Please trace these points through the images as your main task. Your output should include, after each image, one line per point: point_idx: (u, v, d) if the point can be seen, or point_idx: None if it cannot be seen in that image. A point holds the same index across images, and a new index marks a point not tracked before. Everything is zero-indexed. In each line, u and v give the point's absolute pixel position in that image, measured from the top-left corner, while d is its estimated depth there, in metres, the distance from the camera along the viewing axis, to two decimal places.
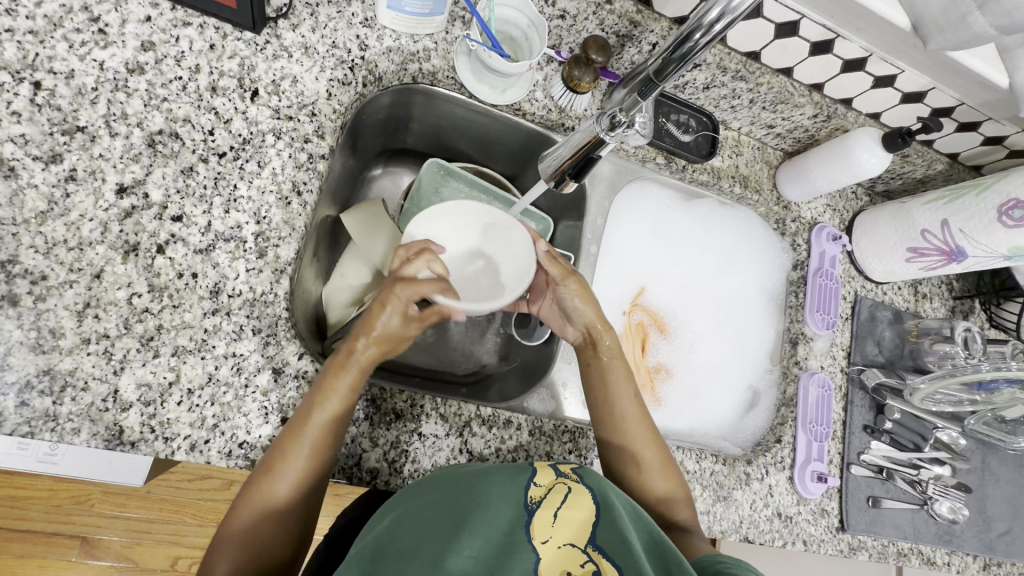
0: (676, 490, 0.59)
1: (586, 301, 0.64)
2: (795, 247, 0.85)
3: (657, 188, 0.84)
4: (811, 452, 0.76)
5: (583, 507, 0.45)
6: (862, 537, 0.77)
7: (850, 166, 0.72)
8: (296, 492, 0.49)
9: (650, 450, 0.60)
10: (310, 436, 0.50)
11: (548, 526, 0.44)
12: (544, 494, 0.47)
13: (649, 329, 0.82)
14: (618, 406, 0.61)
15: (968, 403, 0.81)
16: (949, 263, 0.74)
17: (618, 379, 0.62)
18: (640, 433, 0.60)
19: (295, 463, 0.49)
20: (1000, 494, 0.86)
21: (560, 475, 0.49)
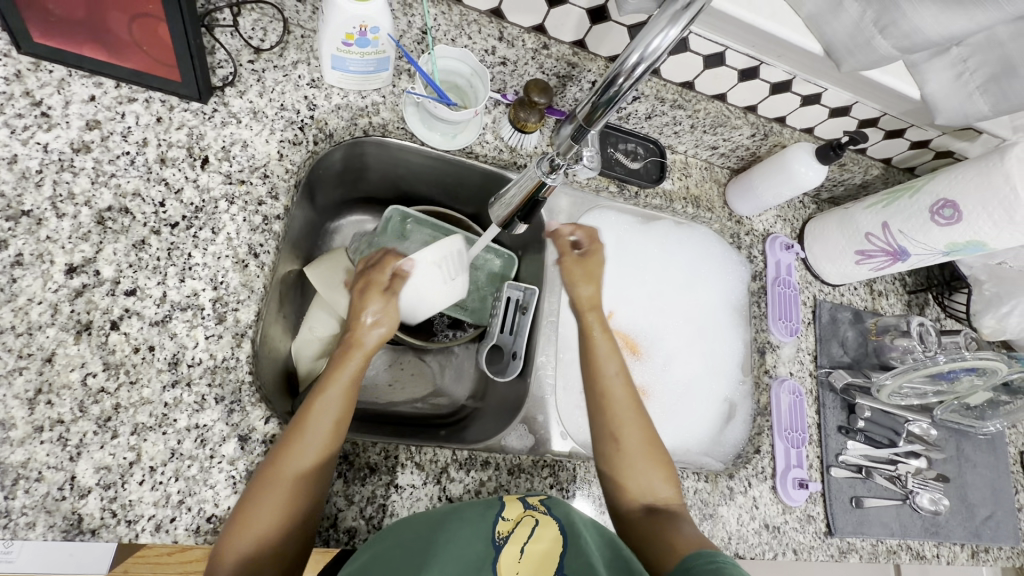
0: (660, 472, 0.59)
1: (587, 279, 0.66)
2: (752, 259, 0.88)
3: (614, 214, 0.86)
4: (790, 459, 0.77)
5: (549, 538, 0.49)
6: (851, 539, 0.77)
7: (790, 179, 0.76)
8: (318, 469, 0.50)
9: (636, 432, 0.59)
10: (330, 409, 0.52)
11: (515, 559, 0.46)
12: (512, 527, 0.49)
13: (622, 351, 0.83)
14: (606, 382, 0.62)
15: (933, 394, 0.84)
16: (895, 263, 0.78)
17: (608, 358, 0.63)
18: (630, 412, 0.60)
19: (308, 446, 0.50)
20: (978, 479, 0.88)
21: (528, 507, 0.52)
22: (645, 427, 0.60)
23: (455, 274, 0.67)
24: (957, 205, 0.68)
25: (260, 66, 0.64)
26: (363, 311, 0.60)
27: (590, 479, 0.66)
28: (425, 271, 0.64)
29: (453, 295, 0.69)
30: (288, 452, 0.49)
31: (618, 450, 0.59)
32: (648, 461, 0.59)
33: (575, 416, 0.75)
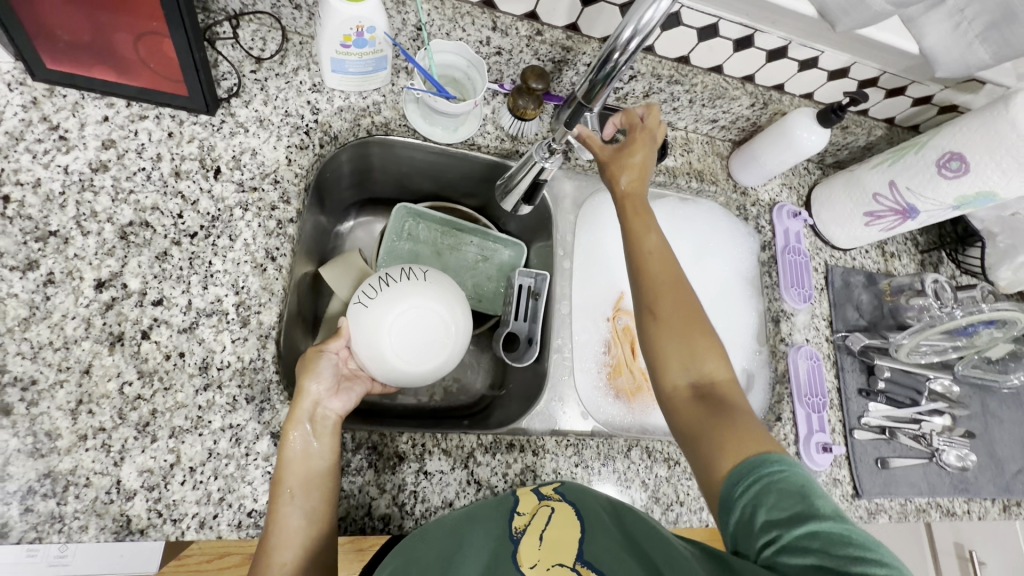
0: (704, 353, 0.55)
1: (628, 167, 0.63)
2: (761, 229, 0.88)
3: None
4: (812, 423, 0.77)
5: (566, 528, 0.49)
6: (878, 500, 0.78)
7: (791, 146, 0.76)
8: (310, 510, 0.50)
9: (677, 313, 0.57)
10: (291, 485, 0.51)
11: (534, 551, 0.47)
12: (529, 520, 0.50)
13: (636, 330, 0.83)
14: (646, 264, 0.60)
15: (953, 350, 0.83)
16: (906, 221, 0.78)
17: (647, 235, 0.61)
18: (671, 300, 0.57)
19: (288, 497, 0.50)
20: (1004, 434, 0.88)
21: (542, 499, 0.53)
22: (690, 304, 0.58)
23: (372, 293, 0.60)
24: (963, 157, 0.68)
25: (263, 75, 0.66)
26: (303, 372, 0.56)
27: (614, 455, 0.67)
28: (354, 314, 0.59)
29: (391, 315, 0.58)
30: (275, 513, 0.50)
31: (657, 331, 0.57)
32: (693, 342, 0.56)
33: (592, 395, 0.77)
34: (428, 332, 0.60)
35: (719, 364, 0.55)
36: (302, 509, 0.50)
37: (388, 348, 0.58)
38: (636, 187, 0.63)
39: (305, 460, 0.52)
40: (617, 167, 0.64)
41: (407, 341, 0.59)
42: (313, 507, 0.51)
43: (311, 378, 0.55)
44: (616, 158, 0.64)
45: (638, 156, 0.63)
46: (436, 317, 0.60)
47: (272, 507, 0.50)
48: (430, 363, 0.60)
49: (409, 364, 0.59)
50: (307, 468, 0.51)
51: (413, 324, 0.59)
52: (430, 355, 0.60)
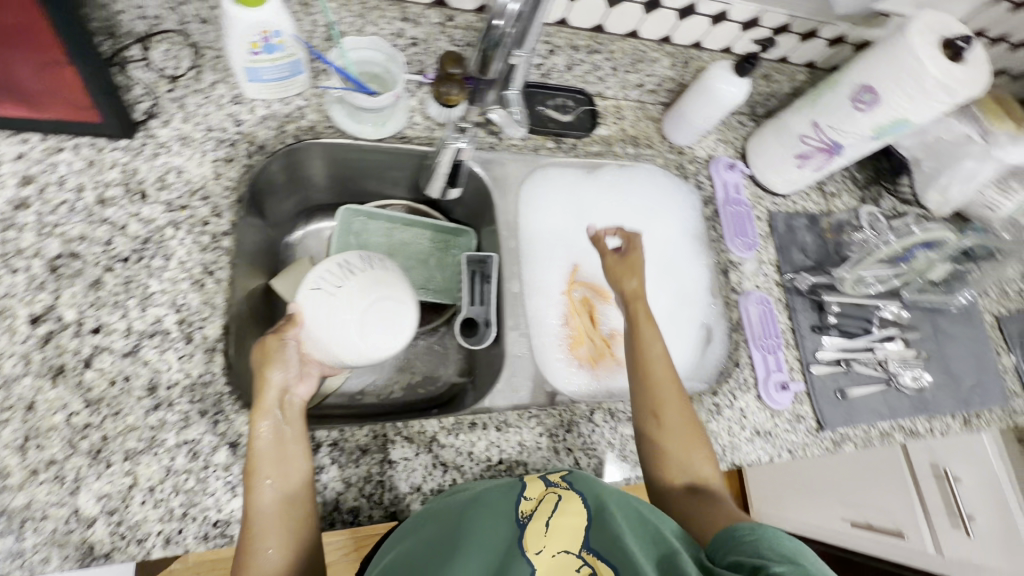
0: (700, 454, 0.63)
1: (629, 275, 0.74)
2: (701, 186, 0.89)
3: (560, 168, 0.85)
4: (769, 363, 0.79)
5: (571, 513, 0.52)
6: (842, 429, 0.81)
7: (714, 99, 0.78)
8: (287, 489, 0.52)
9: (677, 410, 0.64)
10: (265, 471, 0.52)
11: (539, 536, 0.50)
12: (535, 505, 0.53)
13: (592, 300, 0.86)
14: (651, 362, 0.67)
15: (896, 278, 0.87)
16: (833, 159, 0.80)
17: (653, 345, 0.68)
18: (673, 397, 0.65)
19: (264, 480, 0.51)
20: (957, 350, 0.93)
21: (550, 485, 0.56)
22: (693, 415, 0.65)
23: (322, 285, 0.61)
24: (874, 89, 0.70)
25: (180, 93, 0.65)
26: (260, 364, 0.57)
27: (577, 420, 0.68)
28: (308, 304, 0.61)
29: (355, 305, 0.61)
30: (253, 498, 0.51)
31: (660, 425, 0.63)
32: (691, 445, 0.63)
33: (556, 367, 0.78)
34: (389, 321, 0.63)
35: (712, 468, 0.63)
36: (283, 486, 0.52)
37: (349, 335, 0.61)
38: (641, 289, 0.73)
39: (280, 441, 0.53)
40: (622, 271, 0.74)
41: (356, 330, 0.61)
42: (291, 483, 0.53)
43: (275, 366, 0.57)
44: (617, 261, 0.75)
45: (635, 263, 0.75)
46: (384, 307, 0.63)
47: (247, 494, 0.52)
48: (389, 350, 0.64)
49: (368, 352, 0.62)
50: (284, 448, 0.53)
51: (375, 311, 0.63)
52: (379, 344, 0.63)
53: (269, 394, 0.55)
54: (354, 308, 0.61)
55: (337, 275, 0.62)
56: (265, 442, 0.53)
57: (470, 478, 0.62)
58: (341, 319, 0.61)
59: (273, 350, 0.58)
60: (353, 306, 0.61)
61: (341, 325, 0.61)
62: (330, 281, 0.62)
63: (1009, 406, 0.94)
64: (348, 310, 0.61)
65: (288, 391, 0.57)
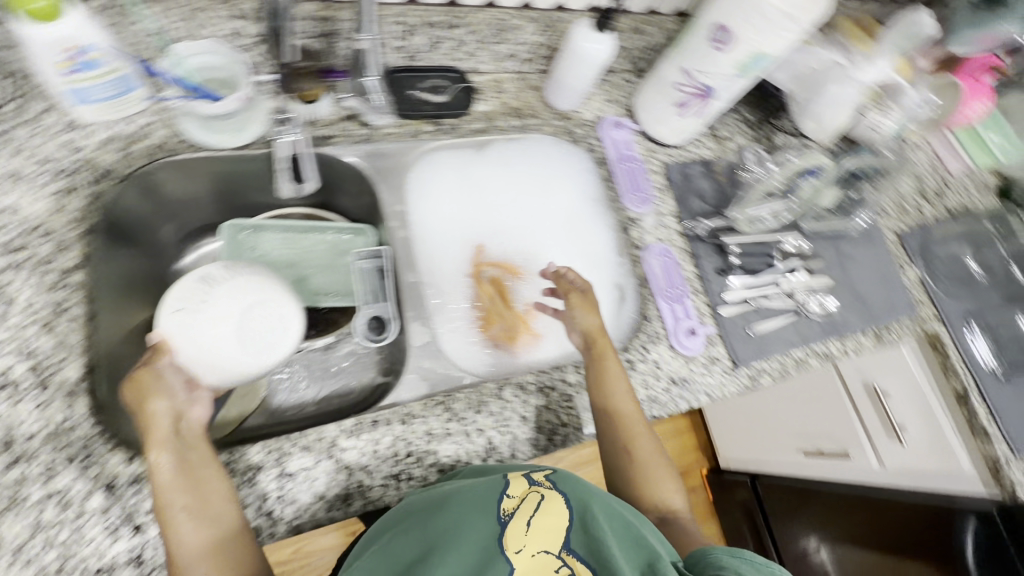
0: (669, 485, 0.70)
1: (590, 312, 0.75)
2: (593, 148, 0.89)
3: (449, 151, 0.83)
4: (678, 313, 0.80)
5: (553, 512, 0.53)
6: (757, 364, 0.83)
7: (581, 58, 0.77)
8: (204, 509, 0.52)
9: (647, 449, 0.70)
10: (177, 500, 0.51)
11: (521, 533, 0.51)
12: (518, 504, 0.54)
13: (503, 278, 0.84)
14: (620, 406, 0.68)
15: (790, 209, 0.91)
16: (709, 102, 0.81)
17: (619, 382, 0.69)
18: (643, 438, 0.69)
19: (177, 508, 0.51)
20: (862, 271, 0.96)
21: (533, 484, 0.57)
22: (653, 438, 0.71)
23: (182, 305, 0.62)
24: (727, 26, 0.70)
25: (5, 127, 0.61)
26: (141, 400, 0.55)
27: (487, 400, 0.68)
28: (172, 326, 0.62)
29: (227, 310, 0.63)
30: (172, 528, 0.50)
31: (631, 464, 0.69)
32: (660, 480, 0.70)
33: (469, 350, 0.78)
34: (274, 324, 0.66)
35: (678, 497, 0.70)
36: (202, 512, 0.51)
37: (225, 344, 0.62)
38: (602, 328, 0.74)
39: (187, 465, 0.53)
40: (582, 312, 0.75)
41: (229, 341, 0.62)
42: (209, 507, 0.52)
43: (157, 396, 0.56)
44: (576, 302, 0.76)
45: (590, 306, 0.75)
46: (257, 312, 0.65)
47: (164, 529, 0.50)
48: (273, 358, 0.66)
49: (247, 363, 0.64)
50: (192, 471, 0.53)
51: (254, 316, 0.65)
52: (261, 349, 0.64)
53: (160, 425, 0.54)
54: (222, 321, 0.63)
55: (197, 292, 0.63)
56: (168, 473, 0.52)
57: (377, 475, 0.61)
58: (210, 334, 0.62)
59: (149, 385, 0.56)
60: (221, 319, 0.63)
61: (212, 339, 0.62)
62: (190, 299, 0.63)
63: (916, 315, 1.00)
64: (217, 323, 0.62)
65: (184, 418, 0.57)
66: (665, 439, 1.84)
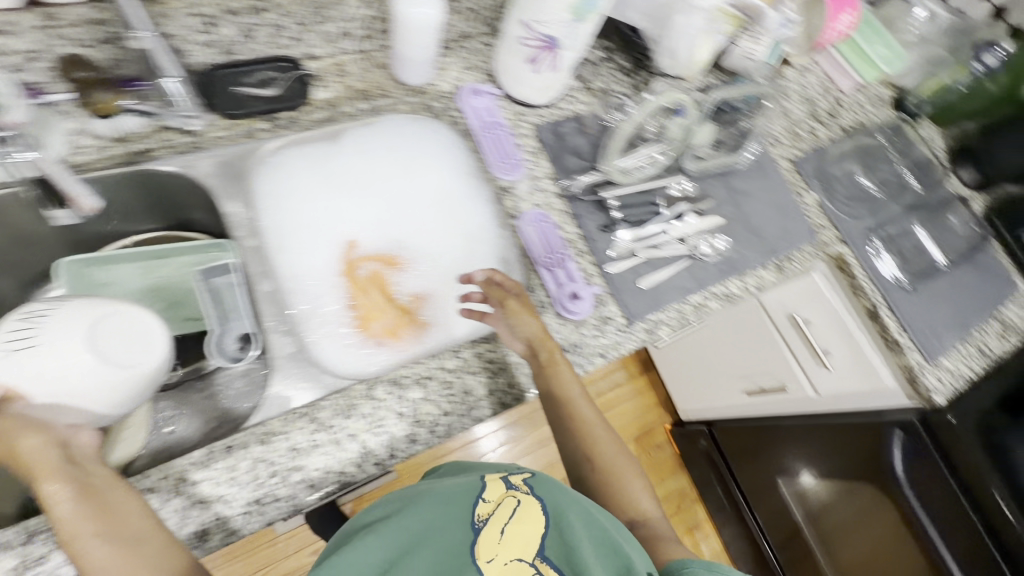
0: (639, 485, 0.74)
1: (530, 316, 0.70)
2: (456, 120, 0.85)
3: (298, 147, 0.77)
4: (560, 278, 0.77)
5: (526, 522, 0.59)
6: (653, 316, 0.81)
7: (411, 25, 0.72)
8: (121, 532, 0.49)
9: (610, 448, 0.74)
10: (88, 532, 0.48)
11: (495, 542, 0.57)
12: (494, 510, 0.61)
13: (382, 271, 0.77)
14: (578, 409, 0.72)
15: (660, 153, 0.87)
16: (558, 54, 0.76)
17: (573, 385, 0.70)
18: (605, 439, 0.75)
19: (88, 538, 0.48)
20: (757, 203, 0.94)
21: (511, 489, 0.63)
22: (603, 424, 0.75)
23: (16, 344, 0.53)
24: None
25: None
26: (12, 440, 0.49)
27: (356, 404, 0.64)
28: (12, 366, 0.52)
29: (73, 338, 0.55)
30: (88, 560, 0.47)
31: (594, 465, 0.73)
32: (629, 479, 0.73)
33: (346, 352, 0.72)
34: (138, 335, 0.59)
35: (647, 496, 0.73)
36: (118, 530, 0.49)
37: (82, 374, 0.55)
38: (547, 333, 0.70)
39: (87, 488, 0.50)
40: (524, 318, 0.70)
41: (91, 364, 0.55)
42: (125, 524, 0.49)
43: (29, 432, 0.49)
44: (517, 307, 0.70)
45: (527, 311, 0.71)
46: (122, 324, 0.58)
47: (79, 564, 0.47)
48: (153, 363, 0.59)
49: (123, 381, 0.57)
50: (97, 493, 0.50)
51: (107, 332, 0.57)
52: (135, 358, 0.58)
53: (43, 460, 0.49)
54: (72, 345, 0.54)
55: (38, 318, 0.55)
56: (66, 508, 0.48)
57: (237, 504, 0.57)
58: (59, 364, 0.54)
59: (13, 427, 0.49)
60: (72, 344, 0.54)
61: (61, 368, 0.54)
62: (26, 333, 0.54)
63: (817, 240, 0.98)
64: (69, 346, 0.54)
65: (72, 444, 0.53)
66: (629, 400, 1.83)
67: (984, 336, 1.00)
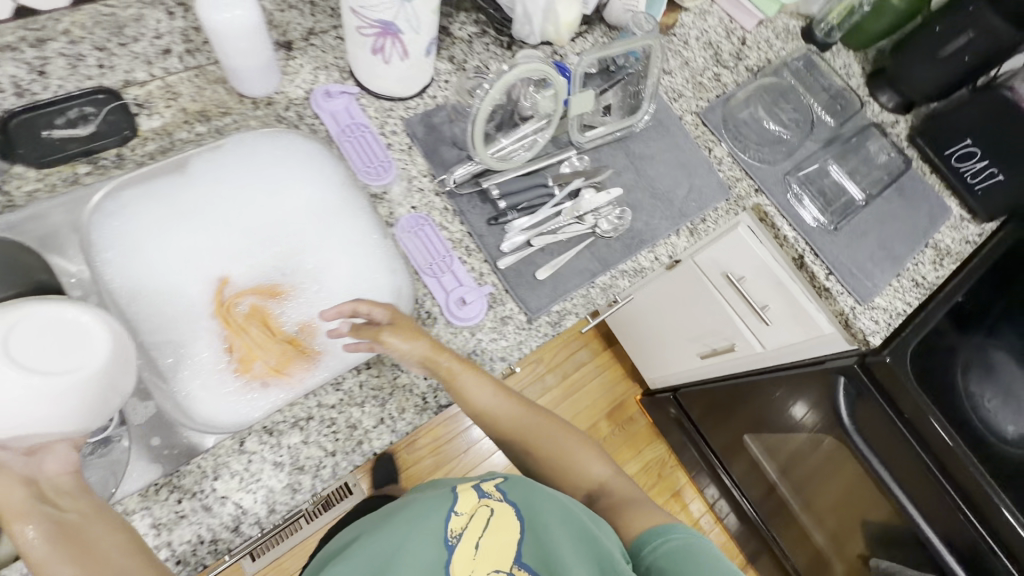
0: (587, 453, 0.74)
1: (416, 335, 0.63)
2: (316, 127, 0.77)
3: (139, 184, 0.68)
4: (446, 284, 0.72)
5: (501, 528, 0.62)
6: (557, 308, 0.75)
7: (222, 32, 0.64)
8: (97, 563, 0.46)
9: (546, 432, 0.73)
10: (60, 570, 0.45)
11: (471, 553, 0.60)
12: (467, 522, 0.62)
13: (263, 304, 0.68)
14: (500, 412, 0.70)
15: (537, 133, 0.79)
16: (401, 40, 0.68)
17: (484, 392, 0.67)
18: (539, 424, 0.73)
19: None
20: (660, 166, 0.88)
21: (483, 498, 0.65)
22: (532, 410, 0.74)
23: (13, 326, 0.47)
24: None
25: None
26: None
27: (226, 463, 0.60)
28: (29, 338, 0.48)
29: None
30: None
31: (536, 454, 0.73)
32: (574, 451, 0.74)
33: (228, 405, 0.63)
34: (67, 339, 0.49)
35: (596, 461, 0.74)
36: (99, 573, 0.46)
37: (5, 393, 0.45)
38: (441, 347, 0.64)
39: (68, 529, 0.46)
40: (412, 339, 0.63)
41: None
42: (104, 566, 0.46)
43: None
44: (397, 330, 0.63)
45: (414, 331, 0.64)
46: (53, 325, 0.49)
47: None
48: (96, 364, 0.49)
49: (67, 390, 0.48)
50: (75, 533, 0.47)
51: (26, 341, 0.47)
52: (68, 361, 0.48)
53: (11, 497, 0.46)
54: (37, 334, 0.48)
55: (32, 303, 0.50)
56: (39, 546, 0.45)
57: None
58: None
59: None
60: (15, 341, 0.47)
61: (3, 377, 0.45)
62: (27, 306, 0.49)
63: (732, 195, 0.92)
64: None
65: (42, 477, 0.48)
66: (598, 376, 1.79)
67: (918, 265, 0.96)
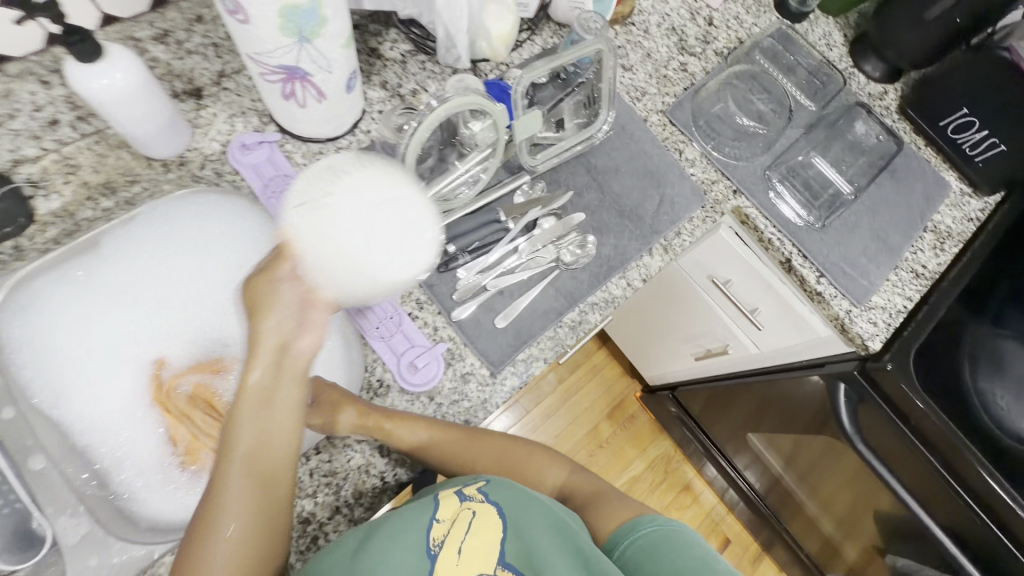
0: (547, 462, 0.70)
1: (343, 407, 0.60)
2: (239, 184, 0.70)
3: (52, 270, 0.61)
4: (396, 347, 0.66)
5: (485, 530, 0.56)
6: (521, 356, 0.69)
7: (104, 102, 0.56)
8: (273, 478, 0.52)
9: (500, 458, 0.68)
10: (254, 449, 0.50)
11: (453, 557, 0.54)
12: (450, 527, 0.56)
13: (205, 383, 0.61)
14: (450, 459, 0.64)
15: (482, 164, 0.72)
16: (311, 82, 0.60)
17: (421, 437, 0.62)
18: (492, 448, 0.67)
19: (236, 479, 0.50)
20: (626, 178, 0.80)
21: (464, 501, 0.59)
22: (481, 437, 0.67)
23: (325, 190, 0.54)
24: None
25: None
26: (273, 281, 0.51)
27: None
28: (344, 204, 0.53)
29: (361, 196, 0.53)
30: (246, 488, 0.50)
31: None
32: (534, 464, 0.69)
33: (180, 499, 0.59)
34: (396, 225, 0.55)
35: (557, 466, 0.70)
36: (267, 491, 0.51)
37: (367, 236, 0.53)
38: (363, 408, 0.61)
39: (267, 398, 0.51)
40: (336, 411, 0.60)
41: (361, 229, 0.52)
42: (271, 489, 0.51)
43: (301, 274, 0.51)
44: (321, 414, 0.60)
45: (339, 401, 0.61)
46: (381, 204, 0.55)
47: (218, 491, 0.49)
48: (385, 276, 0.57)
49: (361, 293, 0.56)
50: (266, 442, 0.51)
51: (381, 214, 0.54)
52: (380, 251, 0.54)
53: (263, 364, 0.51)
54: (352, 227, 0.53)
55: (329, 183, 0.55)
56: (267, 416, 0.51)
57: None
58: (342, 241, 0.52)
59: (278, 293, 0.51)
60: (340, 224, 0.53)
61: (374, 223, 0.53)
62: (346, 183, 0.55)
63: (707, 201, 0.84)
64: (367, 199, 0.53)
65: (297, 347, 0.52)
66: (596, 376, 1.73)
67: (917, 253, 0.89)
